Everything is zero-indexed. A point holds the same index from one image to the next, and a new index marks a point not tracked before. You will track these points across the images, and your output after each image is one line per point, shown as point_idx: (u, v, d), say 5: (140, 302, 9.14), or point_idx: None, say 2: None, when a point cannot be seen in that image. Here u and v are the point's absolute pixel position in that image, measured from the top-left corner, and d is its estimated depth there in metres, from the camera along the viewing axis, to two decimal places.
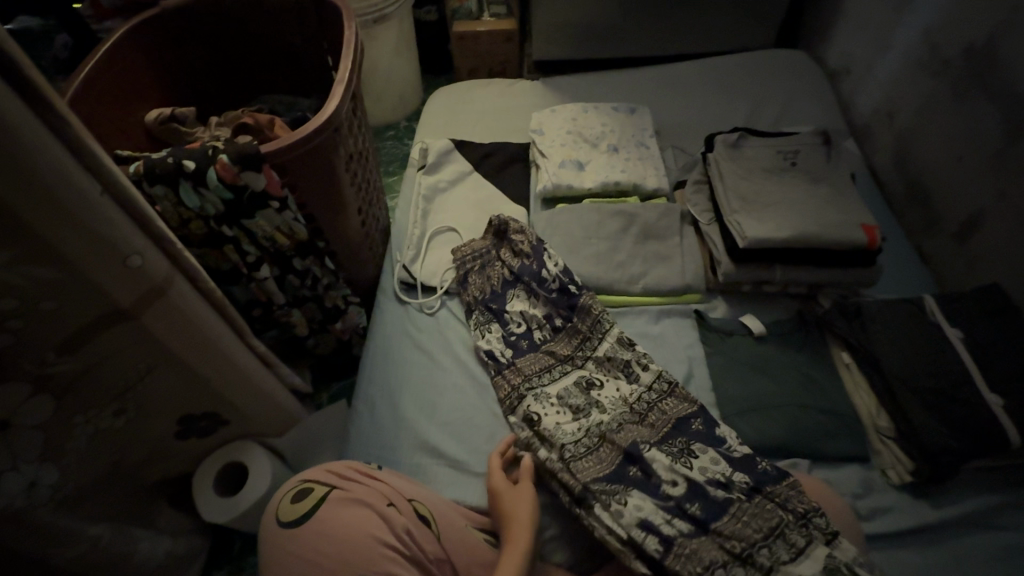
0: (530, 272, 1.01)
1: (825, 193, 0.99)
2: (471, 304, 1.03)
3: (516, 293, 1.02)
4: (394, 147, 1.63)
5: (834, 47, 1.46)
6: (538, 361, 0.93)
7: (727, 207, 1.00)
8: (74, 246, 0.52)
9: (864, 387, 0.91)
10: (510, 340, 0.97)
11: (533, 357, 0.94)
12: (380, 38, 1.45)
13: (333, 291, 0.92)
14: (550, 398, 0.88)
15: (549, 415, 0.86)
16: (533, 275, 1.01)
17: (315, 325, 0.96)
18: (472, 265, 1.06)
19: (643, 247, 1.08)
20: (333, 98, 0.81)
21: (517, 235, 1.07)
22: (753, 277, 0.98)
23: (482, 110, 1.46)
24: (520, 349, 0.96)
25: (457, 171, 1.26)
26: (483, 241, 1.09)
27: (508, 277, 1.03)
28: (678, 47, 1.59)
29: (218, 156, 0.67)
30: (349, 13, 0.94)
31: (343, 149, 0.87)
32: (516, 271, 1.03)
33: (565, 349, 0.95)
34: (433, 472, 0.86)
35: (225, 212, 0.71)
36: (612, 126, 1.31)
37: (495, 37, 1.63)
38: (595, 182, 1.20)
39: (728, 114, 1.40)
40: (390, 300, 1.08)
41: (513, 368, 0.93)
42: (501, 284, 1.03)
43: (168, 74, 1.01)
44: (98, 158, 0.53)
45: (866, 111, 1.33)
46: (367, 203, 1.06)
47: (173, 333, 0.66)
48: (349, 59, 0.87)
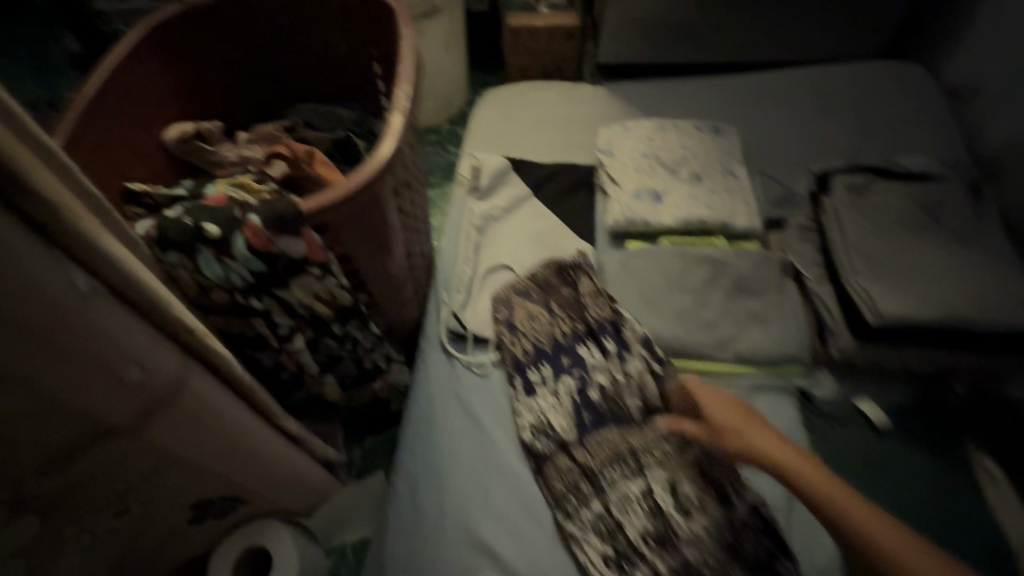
0: (574, 353, 0.88)
1: (976, 259, 0.81)
2: (515, 365, 0.89)
3: (542, 371, 0.88)
4: (436, 154, 1.47)
5: (958, 61, 1.24)
6: (563, 472, 0.79)
7: (849, 267, 0.83)
8: (54, 363, 0.39)
9: (1017, 507, 0.74)
10: (540, 439, 0.82)
11: (556, 465, 0.80)
12: (428, 33, 1.29)
13: (375, 351, 0.78)
14: (597, 528, 0.74)
15: (596, 544, 0.73)
16: (577, 356, 0.88)
17: (351, 389, 0.83)
18: (523, 314, 0.92)
19: (735, 305, 0.92)
20: (388, 139, 0.66)
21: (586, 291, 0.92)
22: (877, 356, 0.81)
23: (540, 120, 1.29)
24: (539, 454, 0.81)
25: (514, 195, 1.10)
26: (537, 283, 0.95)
27: (541, 349, 0.89)
28: (766, 54, 1.39)
29: (248, 217, 0.53)
30: (406, 22, 0.78)
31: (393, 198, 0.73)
32: (559, 344, 0.90)
33: (598, 461, 0.79)
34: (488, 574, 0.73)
35: (256, 283, 0.56)
36: (694, 149, 1.13)
37: (555, 33, 1.44)
38: (676, 218, 1.03)
39: (828, 137, 1.20)
40: (436, 352, 0.93)
41: (544, 482, 0.79)
42: (529, 360, 0.89)
43: (190, 80, 0.87)
44: (99, 249, 0.37)
45: (998, 142, 1.12)
46: (414, 240, 0.91)
47: (185, 438, 0.52)
48: (407, 82, 0.72)
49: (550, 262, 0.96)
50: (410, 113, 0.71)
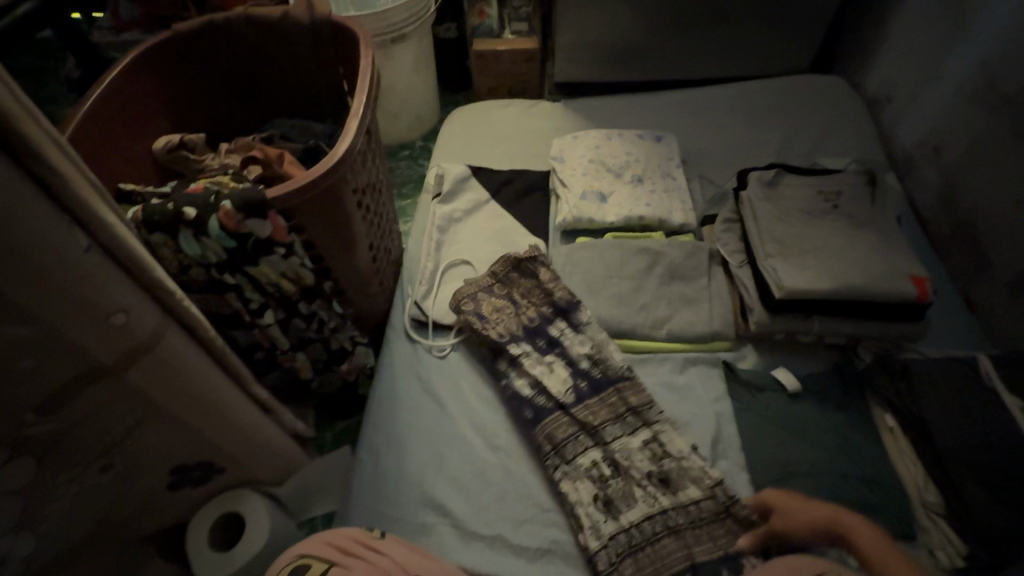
0: (547, 333, 0.96)
1: (870, 240, 0.92)
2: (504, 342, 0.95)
3: (523, 347, 0.94)
4: (409, 168, 1.59)
5: (874, 74, 1.39)
6: (564, 427, 0.86)
7: (762, 250, 0.94)
8: (53, 309, 0.48)
9: (910, 456, 0.83)
10: (525, 406, 0.89)
11: (557, 420, 0.87)
12: (398, 57, 1.42)
13: (340, 333, 0.88)
14: (584, 482, 0.82)
15: (584, 494, 0.81)
16: (552, 336, 0.96)
17: (320, 369, 0.91)
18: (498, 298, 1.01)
19: (668, 288, 1.02)
20: (344, 139, 0.77)
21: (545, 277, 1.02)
22: (788, 328, 0.91)
23: (501, 133, 1.41)
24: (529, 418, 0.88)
25: (475, 199, 1.21)
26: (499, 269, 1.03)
27: (517, 331, 0.96)
28: (707, 72, 1.53)
29: (221, 202, 0.62)
30: (367, 42, 0.89)
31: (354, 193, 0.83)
32: (531, 328, 0.97)
33: (578, 424, 0.86)
34: (441, 528, 0.81)
35: (228, 260, 0.66)
36: (637, 155, 1.25)
37: (516, 56, 1.58)
38: (618, 215, 1.14)
39: (759, 143, 1.33)
40: (400, 339, 1.02)
41: (545, 436, 0.85)
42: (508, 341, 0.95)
43: (178, 99, 0.98)
44: (95, 212, 0.48)
45: (908, 143, 1.25)
46: (379, 236, 1.00)
47: (163, 389, 0.61)
48: (364, 93, 0.82)
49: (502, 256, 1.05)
50: (367, 119, 0.81)
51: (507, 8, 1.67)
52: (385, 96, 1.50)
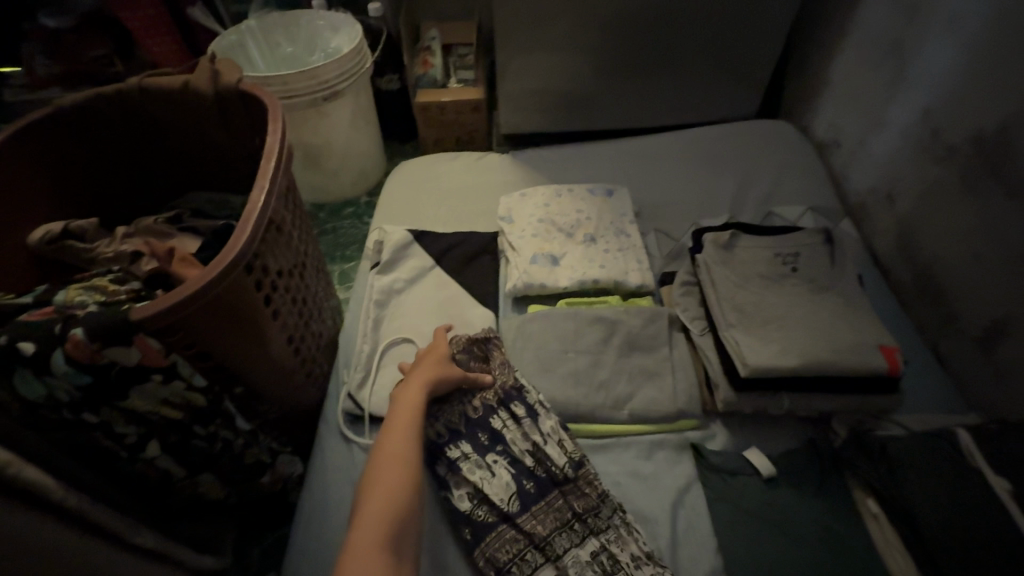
0: (489, 427, 0.84)
1: (832, 305, 0.87)
2: (436, 446, 0.82)
3: (463, 449, 0.81)
4: (353, 226, 1.49)
5: (821, 118, 1.38)
6: (508, 543, 0.74)
7: (723, 320, 0.88)
8: None
9: (898, 548, 0.75)
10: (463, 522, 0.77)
11: (499, 536, 0.75)
12: (333, 114, 1.34)
13: (255, 448, 0.75)
14: None
15: None
16: (494, 431, 0.83)
17: (235, 490, 0.78)
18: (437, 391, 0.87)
19: (629, 362, 0.94)
20: (242, 233, 0.66)
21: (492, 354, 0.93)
22: (757, 405, 0.84)
23: (447, 190, 1.33)
24: (468, 537, 0.76)
25: (417, 267, 1.12)
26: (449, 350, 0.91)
27: (456, 428, 0.83)
28: (657, 119, 1.50)
29: (71, 330, 0.52)
30: (277, 115, 0.80)
31: (261, 290, 0.72)
32: (471, 423, 0.84)
33: (523, 539, 0.75)
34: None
35: (85, 396, 0.55)
36: (588, 212, 1.18)
37: (462, 107, 1.52)
38: (571, 280, 1.06)
39: (714, 192, 1.28)
40: (332, 437, 0.90)
41: (486, 558, 0.74)
42: (445, 442, 0.82)
43: (63, 179, 0.87)
44: None
45: (861, 189, 1.23)
46: (304, 324, 0.89)
47: None
48: (270, 175, 0.72)
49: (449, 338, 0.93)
50: (270, 207, 0.71)
51: (451, 57, 1.61)
52: (322, 154, 1.40)
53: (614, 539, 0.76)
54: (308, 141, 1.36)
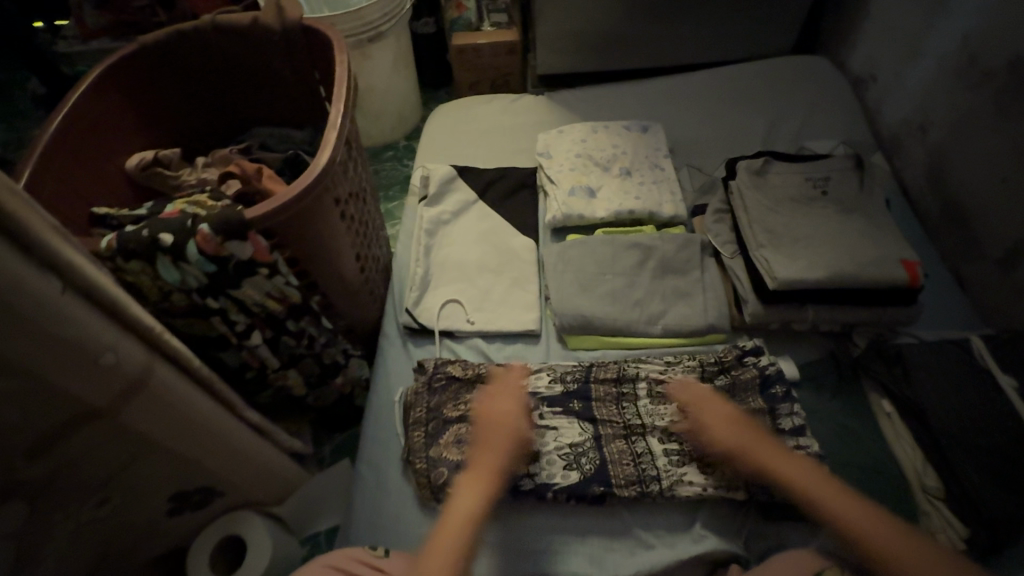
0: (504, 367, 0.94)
1: (859, 226, 0.92)
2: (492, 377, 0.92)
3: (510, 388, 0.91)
4: (394, 169, 1.57)
5: (858, 53, 1.38)
6: (608, 405, 0.89)
7: (753, 240, 0.94)
8: (49, 362, 0.48)
9: (909, 441, 0.83)
10: (567, 416, 0.87)
11: (603, 402, 0.89)
12: (375, 56, 1.39)
13: (332, 347, 0.87)
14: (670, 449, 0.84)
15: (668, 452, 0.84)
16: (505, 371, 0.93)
17: (312, 391, 0.91)
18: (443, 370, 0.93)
19: (661, 282, 1.02)
20: (323, 152, 0.74)
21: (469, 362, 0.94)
22: (782, 318, 0.91)
23: (486, 130, 1.39)
24: (576, 414, 0.88)
25: (462, 200, 1.19)
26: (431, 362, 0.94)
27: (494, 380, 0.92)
28: (691, 58, 1.51)
29: (199, 226, 0.61)
30: (341, 47, 0.86)
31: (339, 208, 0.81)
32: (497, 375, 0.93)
33: (617, 413, 0.88)
34: None
35: (209, 284, 0.65)
36: (624, 147, 1.23)
37: (496, 49, 1.55)
38: (608, 210, 1.13)
39: (747, 128, 1.31)
40: (394, 347, 1.01)
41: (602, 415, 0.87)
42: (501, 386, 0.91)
43: (146, 113, 0.95)
44: (74, 262, 0.48)
45: (894, 122, 1.24)
46: (366, 245, 0.98)
47: (154, 426, 0.60)
48: (342, 102, 0.80)
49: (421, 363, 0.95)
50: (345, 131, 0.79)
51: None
52: (365, 97, 1.46)
53: (645, 387, 0.91)
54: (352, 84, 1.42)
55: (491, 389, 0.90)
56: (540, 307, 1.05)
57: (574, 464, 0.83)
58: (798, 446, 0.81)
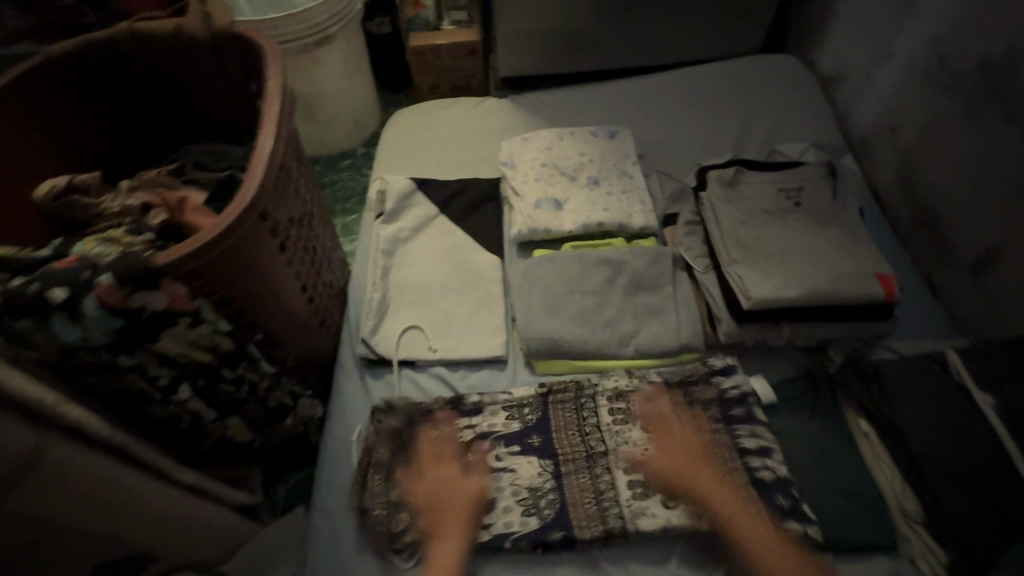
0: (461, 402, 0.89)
1: (833, 238, 0.89)
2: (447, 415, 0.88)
3: (468, 426, 0.87)
4: (352, 179, 1.49)
5: (826, 51, 1.35)
6: (568, 435, 0.85)
7: (726, 256, 0.90)
8: None
9: (887, 462, 0.80)
10: (526, 456, 0.84)
11: (563, 433, 0.85)
12: (325, 60, 1.29)
13: (277, 391, 0.81)
14: (634, 479, 0.80)
15: (630, 483, 0.80)
16: (460, 406, 0.89)
17: (259, 434, 0.84)
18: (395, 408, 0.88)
19: (633, 300, 0.97)
20: (250, 185, 0.65)
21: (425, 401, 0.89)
22: (758, 336, 0.88)
23: (447, 137, 1.32)
24: (535, 450, 0.84)
25: (421, 215, 1.12)
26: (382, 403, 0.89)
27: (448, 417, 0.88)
28: (659, 58, 1.46)
29: (100, 278, 0.54)
30: (273, 58, 0.78)
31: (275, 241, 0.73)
32: (451, 412, 0.88)
33: (579, 444, 0.84)
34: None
35: (119, 342, 0.58)
36: (591, 155, 1.18)
37: (457, 50, 1.47)
38: (575, 223, 1.07)
39: (716, 131, 1.27)
40: (349, 381, 0.95)
41: (560, 451, 0.84)
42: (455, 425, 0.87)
43: (58, 132, 0.86)
44: None
45: (864, 123, 1.22)
46: (315, 272, 0.89)
47: (55, 510, 0.53)
48: (274, 120, 0.71)
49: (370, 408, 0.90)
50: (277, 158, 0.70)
51: None
52: (316, 104, 1.37)
53: (608, 411, 0.86)
54: (302, 91, 1.32)
55: (448, 426, 0.87)
56: (507, 330, 1.00)
57: (533, 509, 0.79)
58: (766, 470, 0.79)
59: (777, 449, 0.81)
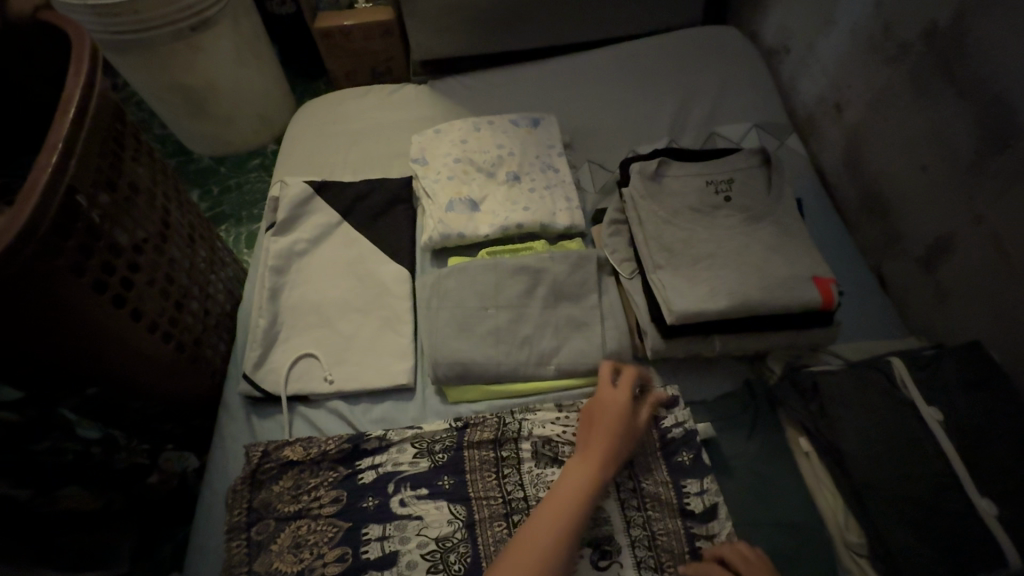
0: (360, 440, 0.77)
1: (766, 236, 0.79)
2: (341, 457, 0.76)
3: (369, 469, 0.75)
4: (260, 180, 1.34)
5: (770, 21, 1.23)
6: (484, 474, 0.74)
7: (650, 261, 0.80)
8: None
9: (829, 485, 0.72)
10: (434, 500, 0.72)
11: (479, 472, 0.74)
12: (209, 48, 1.13)
13: (122, 448, 0.70)
14: None
15: None
16: (359, 446, 0.77)
17: (117, 495, 0.70)
18: (279, 454, 0.76)
19: (553, 313, 0.86)
20: (7, 230, 0.51)
21: (316, 440, 0.77)
22: (687, 351, 0.78)
23: (356, 131, 1.18)
24: (446, 495, 0.73)
25: (321, 224, 0.99)
26: (264, 448, 0.77)
27: (345, 458, 0.76)
28: (593, 33, 1.33)
29: None
30: (81, 50, 0.64)
31: (79, 291, 0.59)
32: (349, 453, 0.76)
33: (496, 486, 0.73)
34: None
35: None
36: (511, 147, 1.06)
37: (369, 31, 1.32)
38: (492, 226, 0.96)
39: (652, 113, 1.15)
40: (235, 422, 0.82)
41: (475, 495, 0.72)
42: (351, 469, 0.75)
43: None
44: None
45: (809, 99, 1.12)
46: (174, 306, 0.76)
47: None
48: (65, 128, 0.57)
49: (248, 452, 0.77)
50: (62, 191, 0.55)
51: None
52: (209, 98, 1.22)
53: (531, 447, 0.76)
54: (187, 83, 1.16)
55: (343, 470, 0.75)
56: (415, 353, 0.88)
57: (441, 566, 0.67)
58: (702, 518, 0.69)
59: (723, 503, 0.70)
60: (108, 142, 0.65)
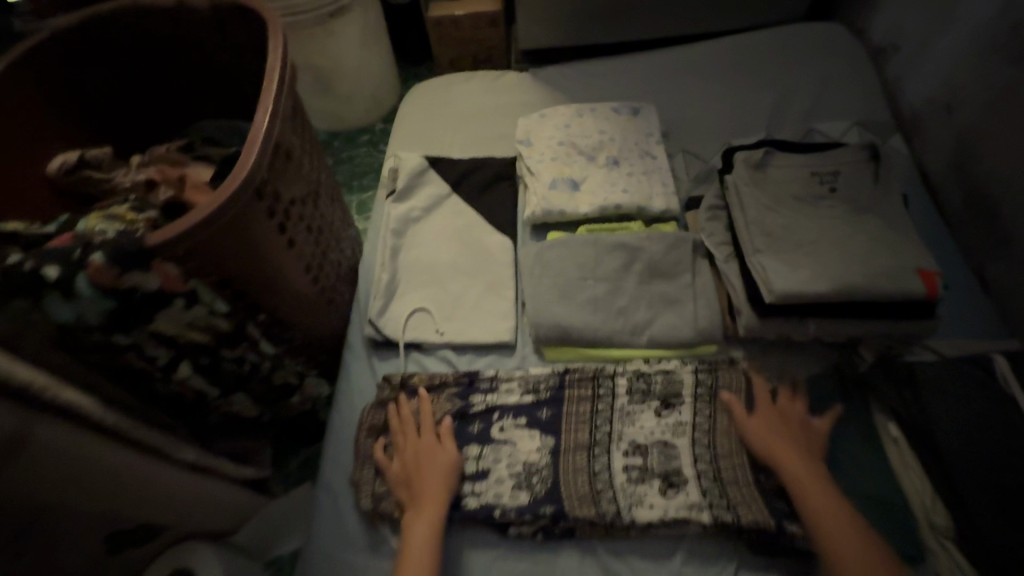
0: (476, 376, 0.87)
1: (869, 227, 0.82)
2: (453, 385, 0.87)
3: (484, 400, 0.85)
4: (369, 155, 1.47)
5: (879, 19, 1.23)
6: (579, 410, 0.83)
7: (750, 243, 0.84)
8: None
9: (917, 471, 0.74)
10: (529, 429, 0.82)
11: (575, 405, 0.83)
12: (341, 32, 1.26)
13: (281, 369, 0.83)
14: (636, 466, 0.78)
15: (619, 460, 0.78)
16: (474, 379, 0.87)
17: (266, 409, 0.86)
18: (407, 380, 0.88)
19: (648, 288, 0.92)
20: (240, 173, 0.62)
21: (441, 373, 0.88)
22: (781, 332, 0.82)
23: (463, 113, 1.27)
24: (541, 424, 0.82)
25: (434, 194, 1.09)
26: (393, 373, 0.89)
27: (463, 390, 0.86)
28: (692, 27, 1.37)
29: (91, 256, 0.55)
30: (276, 29, 0.75)
31: (273, 230, 0.71)
32: (467, 386, 0.87)
33: (588, 424, 0.82)
34: None
35: (112, 318, 0.59)
36: (613, 133, 1.12)
37: (477, 21, 1.42)
38: (592, 206, 1.02)
39: (751, 107, 1.18)
40: (358, 351, 0.95)
41: (567, 427, 0.82)
42: (466, 398, 0.85)
43: (69, 105, 0.87)
44: None
45: (917, 99, 1.11)
46: (321, 251, 0.88)
47: (50, 492, 0.55)
48: (273, 93, 0.70)
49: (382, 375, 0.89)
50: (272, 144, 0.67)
51: None
52: (334, 77, 1.35)
53: (625, 394, 0.84)
54: (318, 64, 1.30)
55: (459, 400, 0.85)
56: (516, 315, 0.97)
57: (524, 483, 0.77)
58: None
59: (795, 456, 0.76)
60: (291, 110, 0.78)
